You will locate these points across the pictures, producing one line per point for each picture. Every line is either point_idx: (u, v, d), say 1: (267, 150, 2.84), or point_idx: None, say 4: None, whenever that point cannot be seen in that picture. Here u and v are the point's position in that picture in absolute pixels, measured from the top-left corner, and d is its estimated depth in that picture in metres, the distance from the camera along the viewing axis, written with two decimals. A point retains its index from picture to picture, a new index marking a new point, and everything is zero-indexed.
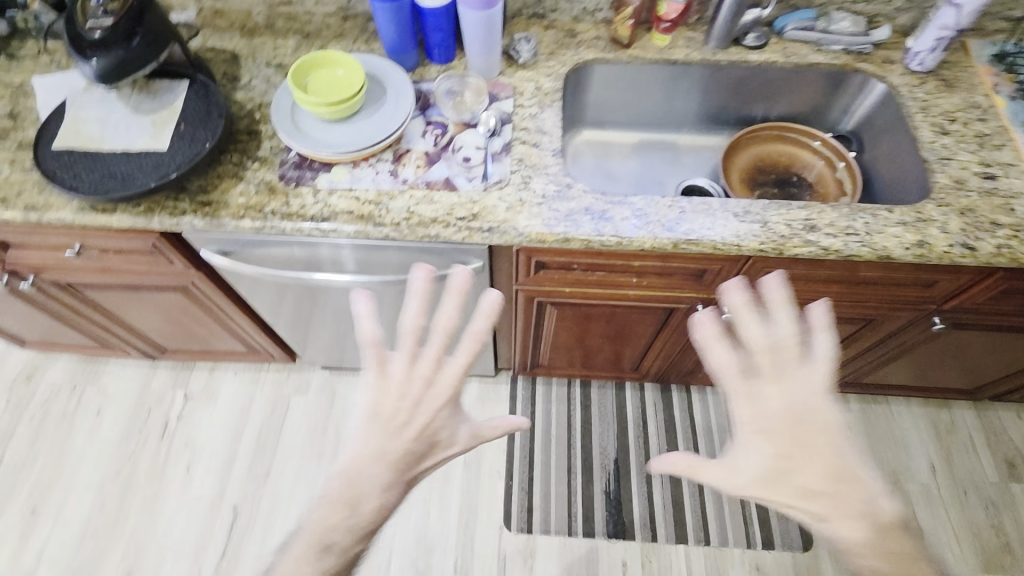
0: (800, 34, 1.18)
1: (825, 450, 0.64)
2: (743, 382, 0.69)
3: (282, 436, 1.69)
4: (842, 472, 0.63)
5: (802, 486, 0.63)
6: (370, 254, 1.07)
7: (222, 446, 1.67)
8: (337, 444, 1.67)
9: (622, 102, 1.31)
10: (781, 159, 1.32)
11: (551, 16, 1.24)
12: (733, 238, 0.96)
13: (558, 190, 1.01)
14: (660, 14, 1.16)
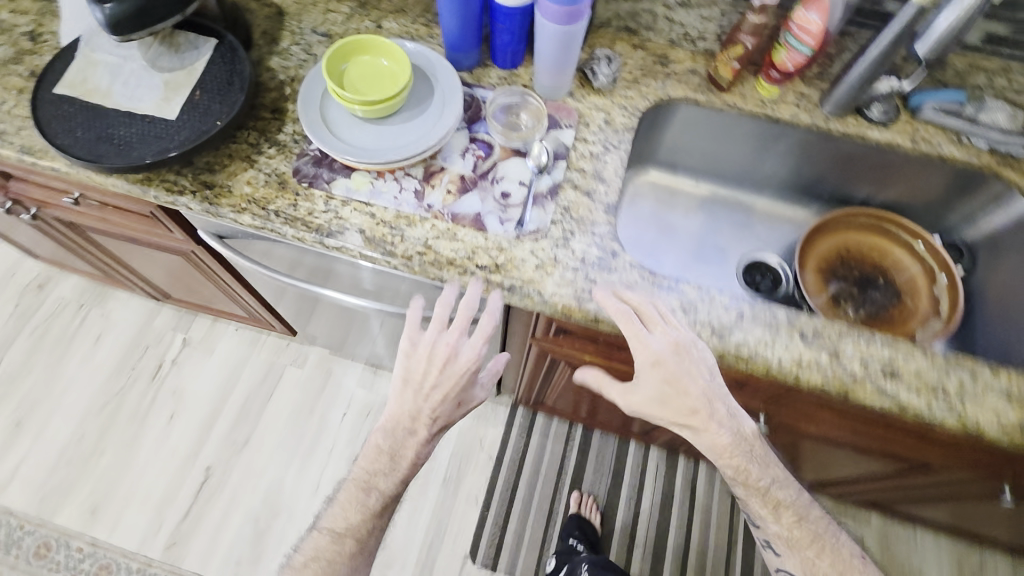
0: (937, 118, 0.97)
1: (689, 380, 0.78)
2: (631, 323, 0.79)
3: (266, 407, 1.64)
4: (703, 404, 0.78)
5: (681, 407, 0.79)
6: (383, 278, 0.96)
7: (206, 404, 1.65)
8: (320, 430, 1.62)
9: (702, 148, 1.12)
10: (870, 253, 1.12)
11: (645, 34, 1.04)
12: (793, 364, 0.80)
13: (600, 257, 0.86)
14: (775, 61, 0.95)
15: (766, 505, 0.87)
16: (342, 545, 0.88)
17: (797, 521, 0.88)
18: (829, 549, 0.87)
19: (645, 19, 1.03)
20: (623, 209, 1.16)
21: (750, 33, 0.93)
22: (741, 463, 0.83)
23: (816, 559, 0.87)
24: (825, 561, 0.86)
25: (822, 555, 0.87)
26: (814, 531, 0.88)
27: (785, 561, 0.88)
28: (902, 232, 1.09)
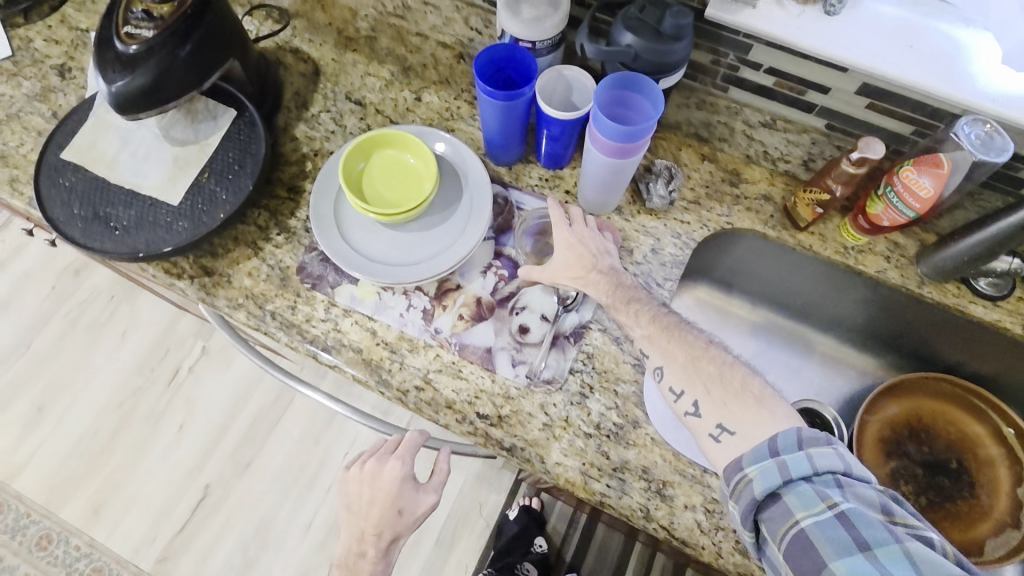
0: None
1: (584, 244, 0.79)
2: (555, 205, 0.80)
3: (272, 432, 1.62)
4: (593, 259, 0.78)
5: (576, 258, 0.78)
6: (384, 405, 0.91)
7: (214, 418, 1.64)
8: (321, 464, 1.59)
9: (764, 276, 0.98)
10: (944, 426, 0.96)
11: (717, 144, 0.91)
12: None
13: (619, 426, 0.75)
14: (867, 211, 0.79)
15: (629, 309, 0.74)
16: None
17: (653, 318, 0.73)
18: (681, 337, 0.71)
19: (719, 131, 0.89)
20: None
21: (841, 180, 0.79)
22: (617, 292, 0.76)
23: (674, 349, 0.70)
24: (681, 353, 0.70)
25: (676, 341, 0.71)
26: (672, 323, 0.73)
27: (654, 356, 0.71)
28: (990, 411, 0.92)
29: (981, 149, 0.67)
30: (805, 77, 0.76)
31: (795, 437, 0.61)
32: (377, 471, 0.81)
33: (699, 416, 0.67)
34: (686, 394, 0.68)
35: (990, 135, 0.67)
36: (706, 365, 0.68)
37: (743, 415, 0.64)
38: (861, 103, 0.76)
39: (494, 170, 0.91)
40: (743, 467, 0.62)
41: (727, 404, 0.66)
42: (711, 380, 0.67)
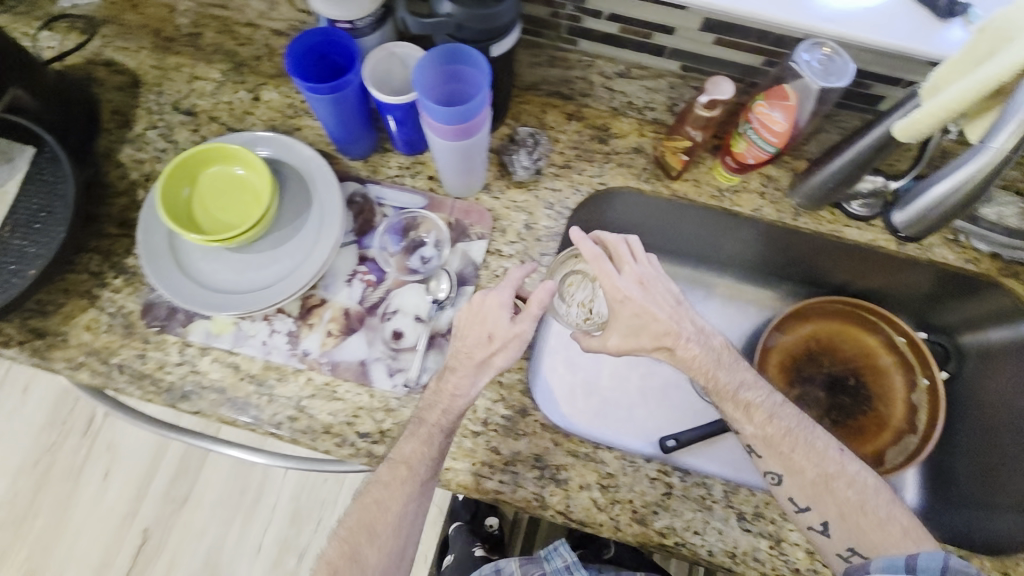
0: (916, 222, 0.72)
1: (657, 309, 0.73)
2: (597, 259, 0.74)
3: (206, 461, 1.55)
4: (675, 325, 0.72)
5: (649, 332, 0.72)
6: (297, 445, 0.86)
7: (141, 458, 1.56)
8: (263, 481, 1.54)
9: (651, 230, 0.97)
10: (843, 344, 1.00)
11: (581, 99, 0.87)
12: (727, 553, 0.70)
13: (507, 419, 0.74)
14: (734, 151, 0.77)
15: (740, 407, 0.72)
16: (397, 472, 0.69)
17: (770, 419, 0.71)
18: (806, 445, 0.70)
19: (579, 86, 0.84)
20: None
21: (699, 126, 0.74)
22: (723, 388, 0.73)
23: (799, 461, 0.69)
24: (805, 466, 0.69)
25: (800, 449, 0.70)
26: (789, 426, 0.71)
27: (770, 464, 0.70)
28: (883, 324, 0.97)
29: (816, 75, 0.63)
30: (647, 19, 0.71)
31: (943, 565, 0.60)
32: (477, 305, 0.71)
33: (829, 536, 0.67)
34: (813, 511, 0.68)
35: (828, 59, 0.64)
36: (842, 489, 0.68)
37: (875, 539, 0.66)
38: (708, 39, 0.71)
39: (348, 164, 0.84)
40: (870, 572, 0.63)
41: (857, 525, 0.67)
42: (848, 505, 0.67)
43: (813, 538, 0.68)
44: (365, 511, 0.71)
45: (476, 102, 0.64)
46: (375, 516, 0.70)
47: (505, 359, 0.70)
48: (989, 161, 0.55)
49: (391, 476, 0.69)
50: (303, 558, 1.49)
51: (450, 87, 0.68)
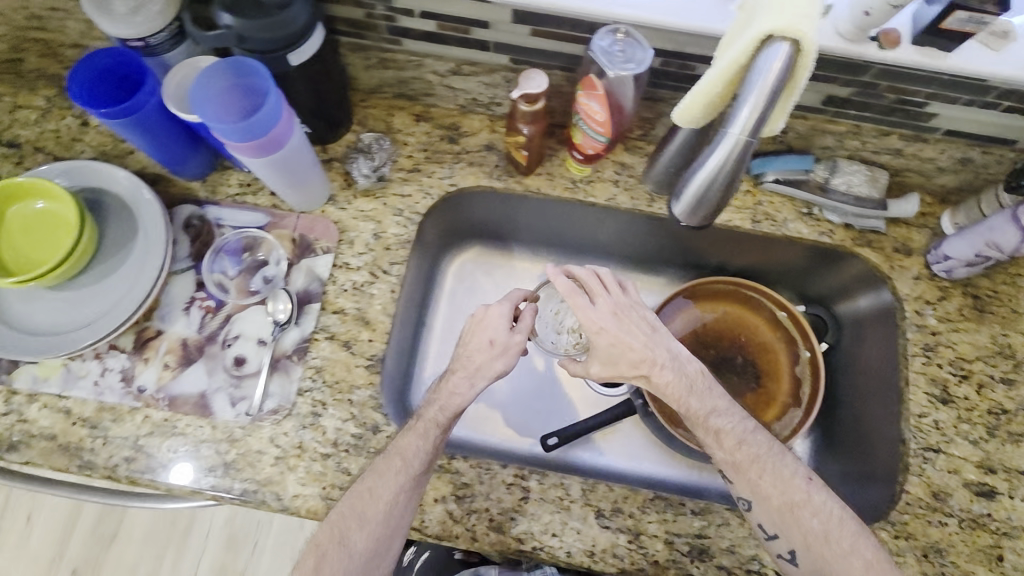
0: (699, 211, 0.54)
1: (632, 335, 0.68)
2: (569, 287, 0.69)
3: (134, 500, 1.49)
4: (650, 352, 0.68)
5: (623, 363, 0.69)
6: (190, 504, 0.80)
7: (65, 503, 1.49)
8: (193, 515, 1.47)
9: (522, 223, 0.94)
10: (730, 325, 0.97)
11: (426, 99, 0.84)
12: (586, 553, 0.69)
13: (358, 437, 0.71)
14: (576, 142, 0.76)
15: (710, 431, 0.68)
16: (390, 462, 0.66)
17: (739, 444, 0.67)
18: (772, 470, 0.66)
19: (418, 86, 0.82)
20: (444, 295, 0.97)
21: (528, 121, 0.73)
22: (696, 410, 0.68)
23: (766, 487, 0.66)
24: (773, 494, 0.65)
25: (767, 475, 0.66)
26: (759, 453, 0.67)
27: (738, 490, 0.67)
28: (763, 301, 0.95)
29: (610, 64, 0.62)
30: (458, 15, 0.68)
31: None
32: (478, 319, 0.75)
33: (796, 564, 0.65)
34: (780, 538, 0.65)
35: (621, 46, 0.62)
36: (809, 519, 0.64)
37: (839, 571, 0.62)
38: (523, 30, 0.69)
39: (184, 186, 0.80)
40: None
41: (821, 555, 0.63)
42: (813, 535, 0.64)
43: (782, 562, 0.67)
44: (357, 501, 0.65)
45: (263, 124, 0.61)
46: (366, 503, 0.65)
47: (504, 362, 0.71)
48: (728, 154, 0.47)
49: (387, 466, 0.65)
50: None
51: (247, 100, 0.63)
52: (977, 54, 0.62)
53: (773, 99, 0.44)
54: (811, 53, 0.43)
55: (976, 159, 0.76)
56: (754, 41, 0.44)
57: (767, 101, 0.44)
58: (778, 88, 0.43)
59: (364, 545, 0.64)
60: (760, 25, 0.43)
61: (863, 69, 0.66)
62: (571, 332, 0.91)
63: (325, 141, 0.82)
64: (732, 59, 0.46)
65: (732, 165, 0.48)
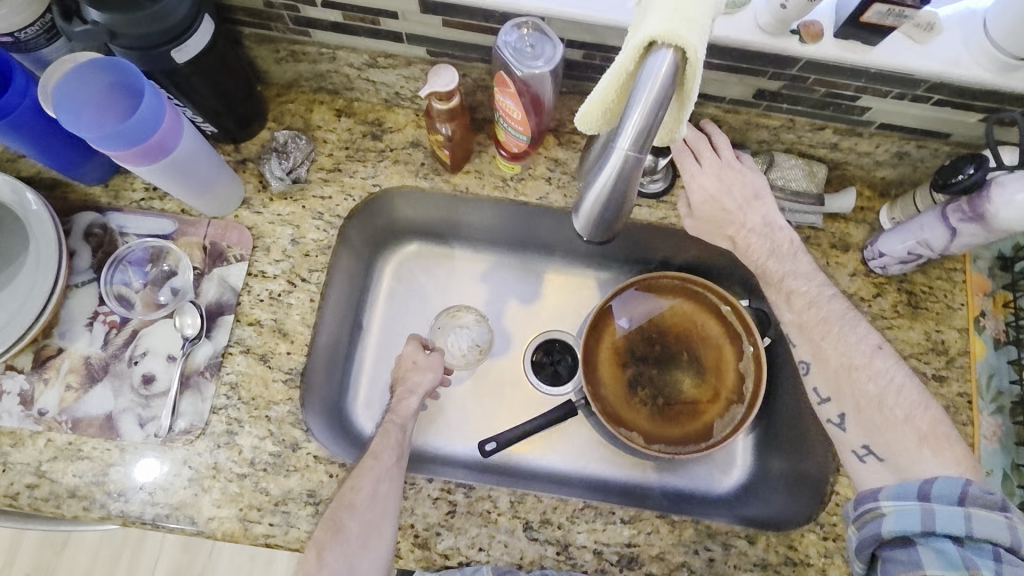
0: (597, 228, 0.51)
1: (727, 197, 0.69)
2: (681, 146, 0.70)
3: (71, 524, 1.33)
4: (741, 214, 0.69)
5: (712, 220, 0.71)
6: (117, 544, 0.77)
7: None
8: (141, 536, 1.32)
9: (459, 219, 0.91)
10: (675, 319, 0.95)
11: (348, 94, 0.79)
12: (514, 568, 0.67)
13: (276, 455, 0.68)
14: (500, 139, 0.73)
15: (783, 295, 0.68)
16: (364, 462, 0.66)
17: (809, 306, 0.66)
18: (841, 336, 0.64)
19: (337, 80, 0.77)
20: (381, 297, 0.93)
21: (446, 120, 0.69)
22: (772, 268, 0.69)
23: (828, 350, 0.65)
24: (832, 355, 0.65)
25: (833, 338, 0.65)
26: (830, 316, 0.65)
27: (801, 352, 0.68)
28: (708, 295, 0.93)
29: (518, 62, 0.58)
30: (364, 5, 0.64)
31: (960, 492, 0.54)
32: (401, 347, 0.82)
33: (843, 429, 0.64)
34: (833, 402, 0.65)
35: (529, 42, 0.59)
36: (864, 382, 0.63)
37: (892, 440, 0.60)
38: (435, 21, 0.64)
39: (86, 191, 0.75)
40: (880, 500, 0.57)
41: (871, 421, 0.62)
42: (866, 399, 0.63)
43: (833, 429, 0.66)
44: (348, 492, 0.63)
45: (140, 129, 0.58)
46: (352, 492, 0.63)
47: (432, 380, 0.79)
48: (619, 167, 0.45)
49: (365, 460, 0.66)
50: None
51: (127, 102, 0.60)
52: (900, 46, 0.61)
53: (659, 107, 0.42)
54: (696, 63, 0.42)
55: (912, 153, 0.74)
56: (637, 48, 0.43)
57: (652, 112, 0.42)
58: (663, 95, 0.42)
59: (358, 533, 0.61)
60: (642, 31, 0.42)
61: (789, 63, 0.63)
62: (474, 346, 0.92)
63: (237, 140, 0.77)
64: (619, 66, 0.45)
65: (624, 181, 0.46)
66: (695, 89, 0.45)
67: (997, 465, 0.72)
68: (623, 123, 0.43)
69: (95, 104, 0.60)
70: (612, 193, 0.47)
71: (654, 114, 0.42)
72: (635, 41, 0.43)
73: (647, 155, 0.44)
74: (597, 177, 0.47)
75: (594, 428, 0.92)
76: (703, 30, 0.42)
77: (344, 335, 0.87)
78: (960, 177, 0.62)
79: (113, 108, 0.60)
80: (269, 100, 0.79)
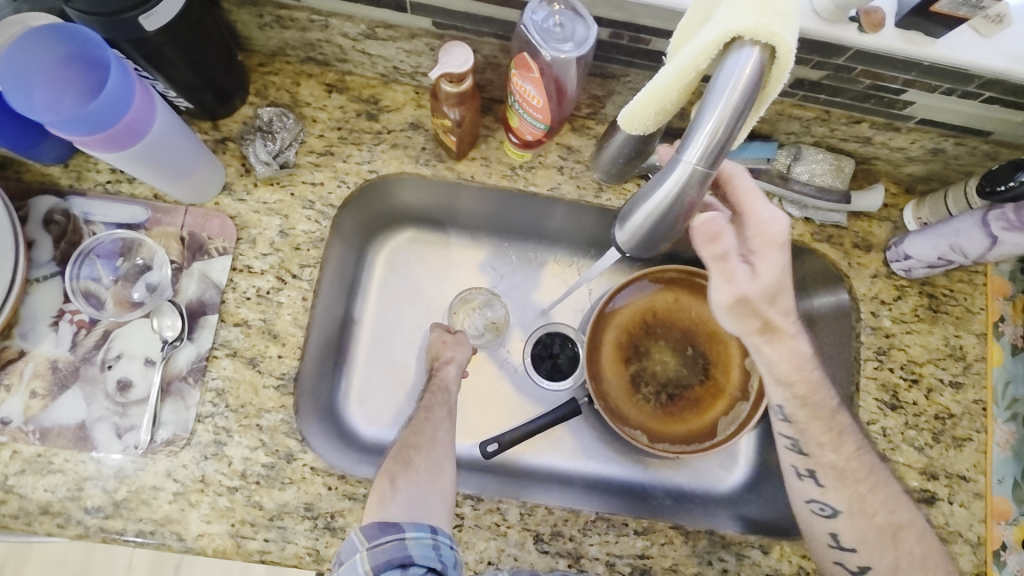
0: (641, 242, 0.47)
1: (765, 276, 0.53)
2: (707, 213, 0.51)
3: None
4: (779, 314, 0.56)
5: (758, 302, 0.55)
6: None
7: None
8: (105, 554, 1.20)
9: (459, 205, 0.85)
10: (683, 314, 0.92)
11: (341, 66, 0.71)
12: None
13: (269, 467, 0.64)
14: (511, 125, 0.66)
15: (830, 431, 0.62)
16: (426, 415, 0.69)
17: (857, 452, 0.62)
18: (883, 484, 0.62)
19: (329, 51, 0.68)
20: (374, 287, 0.87)
21: (455, 104, 0.62)
22: (822, 406, 0.61)
23: (871, 502, 0.62)
24: (877, 508, 0.62)
25: (873, 490, 0.62)
26: (873, 463, 0.63)
27: (828, 497, 0.63)
28: None
29: (544, 42, 0.52)
30: None
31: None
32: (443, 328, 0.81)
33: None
34: (857, 553, 0.63)
35: (558, 20, 0.52)
36: (906, 539, 0.61)
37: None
38: None
39: (43, 171, 0.66)
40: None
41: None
42: (908, 558, 0.61)
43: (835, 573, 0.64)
44: (412, 436, 0.66)
45: (106, 113, 0.50)
46: (419, 433, 0.66)
47: (463, 353, 0.77)
48: (683, 183, 0.40)
49: (425, 408, 0.70)
50: None
51: (88, 80, 0.52)
52: (963, 40, 0.56)
53: (736, 119, 0.37)
54: (783, 62, 0.37)
55: (948, 150, 0.69)
56: (715, 43, 0.37)
57: (731, 122, 0.36)
58: (745, 103, 0.36)
59: (427, 468, 0.63)
60: (722, 23, 0.37)
61: (838, 52, 0.57)
62: (491, 325, 0.88)
63: (215, 117, 0.69)
64: (688, 62, 0.40)
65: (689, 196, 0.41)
66: (776, 93, 0.40)
67: (1006, 473, 0.72)
68: (693, 132, 0.38)
69: (50, 82, 0.52)
70: (668, 210, 0.42)
71: (733, 124, 0.36)
72: (714, 34, 0.37)
73: (716, 169, 0.39)
74: (654, 189, 0.42)
75: (595, 425, 0.89)
76: (794, 24, 0.36)
77: (332, 329, 0.80)
78: (1011, 184, 0.58)
79: (69, 86, 0.52)
80: (251, 70, 0.71)
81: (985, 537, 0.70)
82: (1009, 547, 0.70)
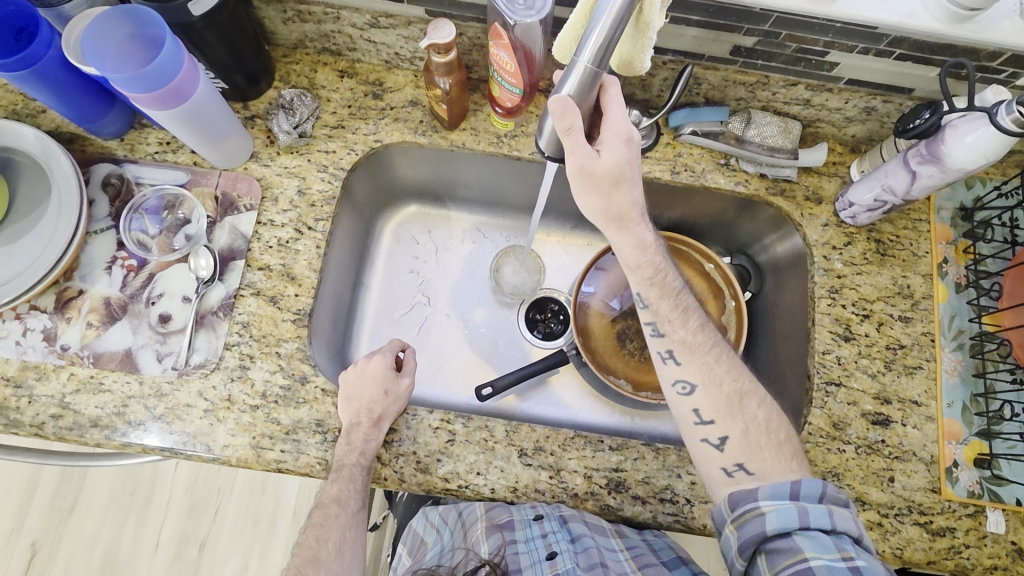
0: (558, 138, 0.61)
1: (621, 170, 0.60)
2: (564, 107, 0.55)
3: (80, 500, 1.46)
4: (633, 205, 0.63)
5: (604, 182, 0.60)
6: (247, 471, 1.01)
7: (13, 497, 1.46)
8: (153, 479, 1.48)
9: (454, 178, 0.95)
10: None
11: (350, 55, 0.84)
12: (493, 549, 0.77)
13: (286, 388, 0.73)
14: (494, 95, 0.78)
15: (678, 308, 0.69)
16: (328, 510, 0.69)
17: (702, 327, 0.70)
18: (728, 358, 0.69)
19: (341, 40, 0.81)
20: (382, 256, 0.98)
21: (444, 74, 0.73)
22: (668, 285, 0.69)
23: (720, 374, 0.68)
24: (725, 380, 0.68)
25: (724, 364, 0.69)
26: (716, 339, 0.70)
27: (687, 373, 0.68)
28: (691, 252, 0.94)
29: (511, 12, 0.63)
30: None
31: (820, 491, 0.62)
32: (362, 367, 0.74)
33: (722, 451, 0.66)
34: (716, 425, 0.67)
35: None
36: (753, 406, 0.67)
37: (767, 458, 0.65)
38: None
39: (103, 144, 0.79)
40: (759, 500, 0.63)
41: (756, 444, 0.65)
42: (754, 423, 0.66)
43: (704, 450, 0.67)
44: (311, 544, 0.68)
45: (159, 74, 0.62)
46: (317, 549, 0.68)
47: (397, 408, 0.73)
48: (580, 78, 0.54)
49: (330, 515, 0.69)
50: (204, 548, 1.44)
51: (147, 52, 0.65)
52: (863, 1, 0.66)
53: (617, 28, 0.51)
54: None
55: (878, 108, 0.79)
56: None
57: (610, 34, 0.51)
58: (623, 16, 0.51)
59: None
60: None
61: (762, 19, 0.68)
62: (532, 272, 0.99)
63: (246, 98, 0.82)
64: None
65: (588, 90, 0.56)
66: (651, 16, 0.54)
67: (956, 397, 0.78)
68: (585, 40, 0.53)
69: (117, 53, 0.64)
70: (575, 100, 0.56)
71: (612, 32, 0.51)
72: None
73: (603, 71, 0.54)
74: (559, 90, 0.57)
75: (585, 378, 0.95)
76: None
77: (347, 288, 0.91)
78: (918, 122, 0.67)
79: (133, 57, 0.65)
80: (276, 60, 0.84)
81: (938, 456, 0.76)
82: (961, 464, 0.75)
